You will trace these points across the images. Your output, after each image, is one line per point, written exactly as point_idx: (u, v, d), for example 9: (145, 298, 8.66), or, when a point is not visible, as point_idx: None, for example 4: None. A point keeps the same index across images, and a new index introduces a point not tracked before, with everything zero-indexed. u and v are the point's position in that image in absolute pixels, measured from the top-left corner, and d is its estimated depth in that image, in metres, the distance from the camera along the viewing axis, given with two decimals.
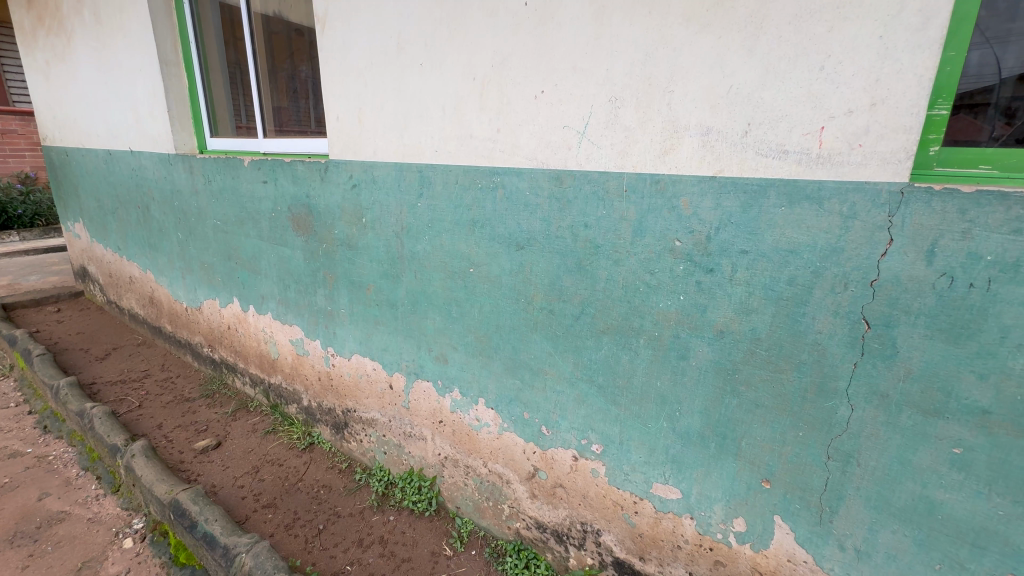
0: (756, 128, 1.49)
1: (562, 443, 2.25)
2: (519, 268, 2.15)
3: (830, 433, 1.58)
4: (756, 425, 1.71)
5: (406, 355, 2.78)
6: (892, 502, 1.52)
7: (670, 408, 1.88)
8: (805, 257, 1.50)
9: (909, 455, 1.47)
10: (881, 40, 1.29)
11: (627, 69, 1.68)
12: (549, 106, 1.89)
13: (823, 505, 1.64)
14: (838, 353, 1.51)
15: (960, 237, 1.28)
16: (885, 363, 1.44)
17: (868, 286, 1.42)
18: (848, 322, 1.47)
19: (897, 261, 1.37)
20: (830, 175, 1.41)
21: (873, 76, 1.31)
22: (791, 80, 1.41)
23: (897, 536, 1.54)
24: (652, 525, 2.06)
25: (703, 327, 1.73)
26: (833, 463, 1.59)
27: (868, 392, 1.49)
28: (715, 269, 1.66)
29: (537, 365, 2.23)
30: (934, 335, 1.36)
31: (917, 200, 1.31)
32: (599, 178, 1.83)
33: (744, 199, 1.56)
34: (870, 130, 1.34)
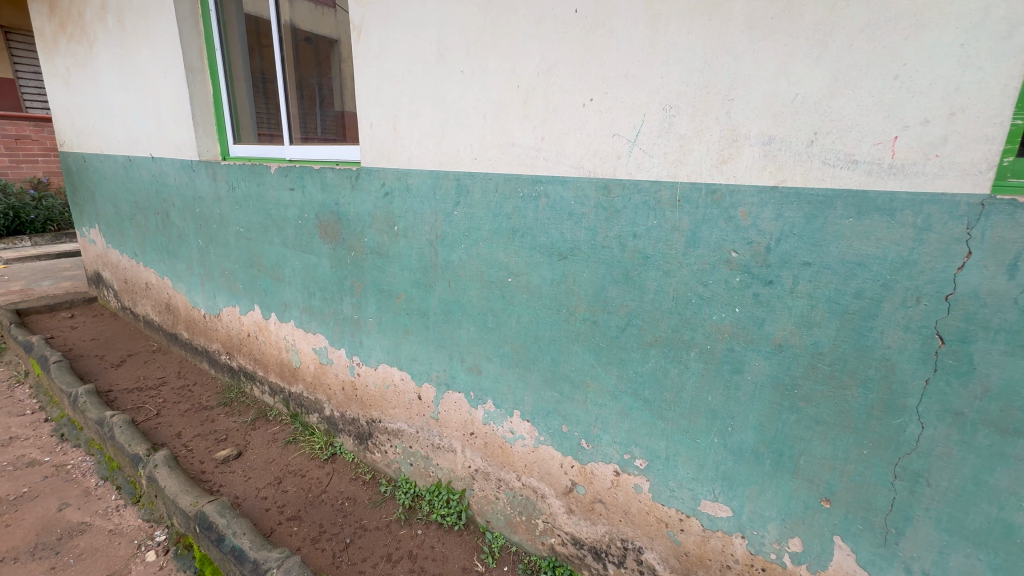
0: (823, 138, 1.46)
1: (603, 457, 2.20)
2: (561, 278, 2.11)
3: (898, 451, 1.52)
4: (816, 442, 1.66)
5: (436, 365, 2.74)
6: (964, 525, 1.47)
7: (721, 423, 1.84)
8: (874, 270, 1.46)
9: (984, 475, 1.41)
10: (961, 49, 1.25)
11: (683, 78, 1.65)
12: (597, 114, 1.86)
13: (888, 527, 1.59)
14: (909, 369, 1.46)
15: None
16: (960, 380, 1.40)
17: (943, 300, 1.38)
18: (920, 337, 1.43)
19: (976, 275, 1.32)
20: (904, 186, 1.38)
21: (952, 86, 1.28)
22: (862, 89, 1.38)
23: (969, 560, 1.48)
24: (699, 543, 2.00)
25: (759, 340, 1.69)
26: (900, 483, 1.54)
27: (941, 409, 1.44)
28: (775, 281, 1.62)
29: (578, 378, 2.18)
30: (1015, 352, 1.31)
31: (999, 212, 1.27)
32: (650, 188, 1.79)
33: (808, 210, 1.52)
34: (948, 140, 1.30)
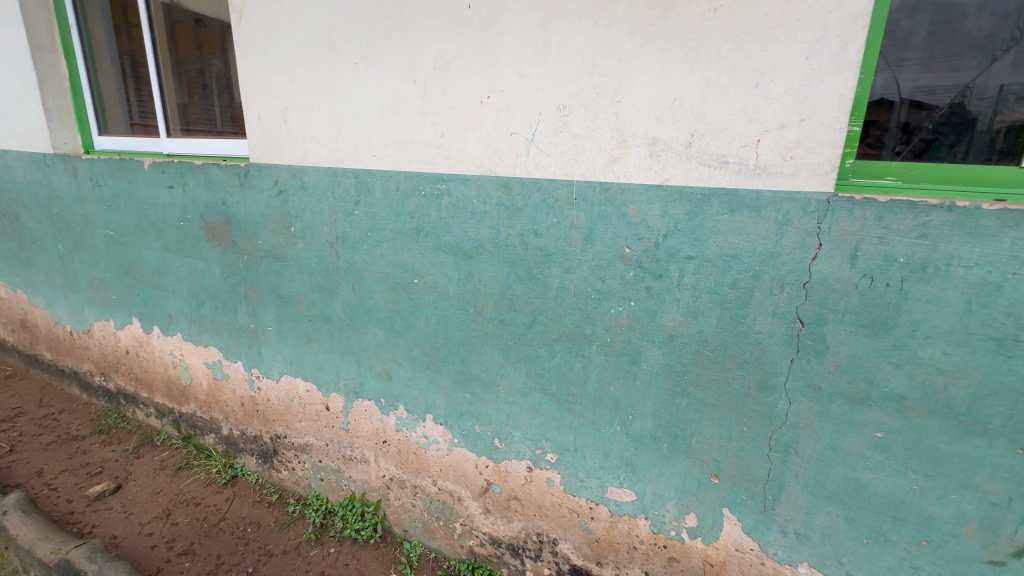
0: (698, 140, 1.56)
1: (516, 454, 2.21)
2: (467, 278, 2.09)
3: (771, 426, 1.68)
4: (705, 423, 1.78)
5: (343, 374, 2.60)
6: (825, 486, 1.65)
7: (623, 412, 1.92)
8: (746, 262, 1.58)
9: (839, 441, 1.60)
10: (808, 62, 1.39)
11: (574, 79, 1.69)
12: (495, 112, 1.86)
13: (766, 495, 1.74)
14: (777, 351, 1.61)
15: (877, 241, 1.42)
16: (817, 358, 1.56)
17: (802, 288, 1.53)
18: (785, 322, 1.58)
19: (826, 264, 1.49)
20: (767, 185, 1.51)
21: (802, 95, 1.42)
22: (730, 95, 1.49)
23: (831, 517, 1.67)
24: (609, 529, 2.08)
25: (653, 331, 1.78)
26: (775, 454, 1.70)
27: (803, 385, 1.60)
28: (664, 275, 1.71)
29: (489, 377, 2.17)
30: (858, 331, 1.49)
31: (841, 208, 1.44)
32: (549, 186, 1.82)
33: (689, 207, 1.62)
34: (800, 143, 1.45)
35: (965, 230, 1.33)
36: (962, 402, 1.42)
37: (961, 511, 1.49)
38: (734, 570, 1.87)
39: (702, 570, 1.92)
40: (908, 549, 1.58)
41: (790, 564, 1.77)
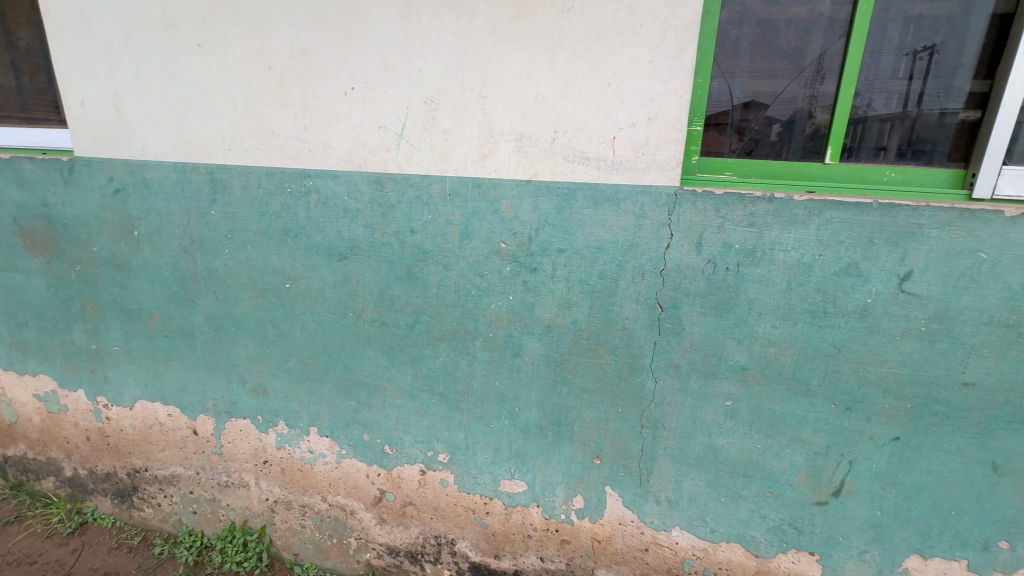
0: (562, 137, 1.62)
1: (408, 458, 2.15)
2: (343, 279, 1.98)
3: (642, 405, 1.80)
4: (585, 408, 1.86)
5: (211, 393, 2.33)
6: (689, 454, 1.81)
7: (510, 405, 1.95)
8: (610, 253, 1.68)
9: (698, 413, 1.76)
10: (651, 65, 1.50)
11: (439, 72, 1.66)
12: (361, 104, 1.76)
13: (642, 469, 1.87)
14: (642, 335, 1.73)
15: (717, 230, 1.57)
16: (676, 338, 1.70)
17: (659, 275, 1.66)
18: (647, 307, 1.70)
19: (677, 252, 1.62)
20: (624, 179, 1.61)
21: (648, 95, 1.53)
22: (586, 94, 1.57)
23: (695, 482, 1.83)
24: (504, 521, 2.10)
25: (532, 324, 1.82)
26: (646, 430, 1.82)
27: (666, 364, 1.73)
28: (538, 268, 1.75)
29: (374, 383, 2.09)
30: (707, 312, 1.65)
31: (687, 201, 1.57)
32: (422, 182, 1.78)
33: (557, 201, 1.67)
34: (650, 140, 1.56)
35: (783, 218, 1.52)
36: (789, 368, 1.63)
37: (794, 462, 1.71)
38: (619, 543, 1.98)
39: (591, 547, 2.02)
40: (757, 501, 1.79)
41: (665, 529, 1.92)
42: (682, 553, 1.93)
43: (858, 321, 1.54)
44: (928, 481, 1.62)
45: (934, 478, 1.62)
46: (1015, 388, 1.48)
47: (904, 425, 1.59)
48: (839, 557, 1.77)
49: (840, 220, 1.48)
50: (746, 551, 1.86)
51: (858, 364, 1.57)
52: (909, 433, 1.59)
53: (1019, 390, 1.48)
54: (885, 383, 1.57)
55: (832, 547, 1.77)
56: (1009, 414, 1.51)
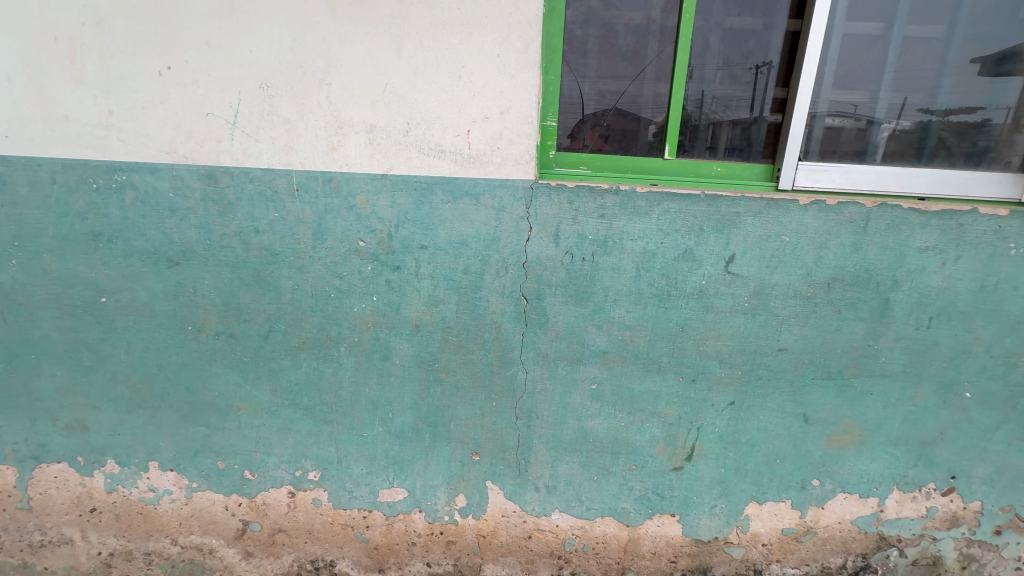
0: (415, 128, 1.57)
1: (273, 482, 1.95)
2: (177, 289, 1.72)
3: (515, 396, 1.83)
4: (459, 406, 1.84)
5: (9, 436, 1.91)
6: (562, 439, 1.88)
7: (382, 411, 1.86)
8: (473, 248, 1.67)
9: (567, 398, 1.82)
10: (499, 60, 1.51)
11: (273, 53, 1.51)
12: (182, 87, 1.54)
13: (519, 459, 1.90)
14: (510, 327, 1.75)
15: (572, 222, 1.64)
16: (542, 329, 1.75)
17: (521, 267, 1.68)
18: (513, 300, 1.72)
19: (537, 244, 1.66)
20: (481, 173, 1.60)
21: (498, 89, 1.54)
22: (437, 85, 1.53)
23: (570, 465, 1.91)
24: (386, 532, 2.00)
25: (399, 324, 1.75)
26: (520, 421, 1.85)
27: (535, 354, 1.77)
28: (401, 266, 1.69)
29: (225, 404, 1.86)
30: (568, 301, 1.71)
31: (542, 194, 1.62)
32: (263, 176, 1.61)
33: (415, 196, 1.62)
34: (503, 134, 1.57)
35: (628, 210, 1.63)
36: (643, 348, 1.76)
37: (653, 434, 1.86)
38: (503, 535, 1.99)
39: (477, 544, 2.00)
40: (624, 475, 1.92)
41: (546, 515, 1.98)
42: (563, 534, 2.00)
43: (696, 301, 1.71)
44: (759, 437, 1.86)
45: (763, 434, 1.85)
46: (816, 349, 1.75)
47: (737, 390, 1.80)
48: (695, 514, 1.96)
49: (675, 211, 1.62)
50: (618, 522, 1.98)
51: (698, 339, 1.75)
52: (741, 396, 1.81)
53: (819, 351, 1.75)
54: (720, 354, 1.76)
55: (688, 506, 1.95)
56: (813, 372, 1.77)
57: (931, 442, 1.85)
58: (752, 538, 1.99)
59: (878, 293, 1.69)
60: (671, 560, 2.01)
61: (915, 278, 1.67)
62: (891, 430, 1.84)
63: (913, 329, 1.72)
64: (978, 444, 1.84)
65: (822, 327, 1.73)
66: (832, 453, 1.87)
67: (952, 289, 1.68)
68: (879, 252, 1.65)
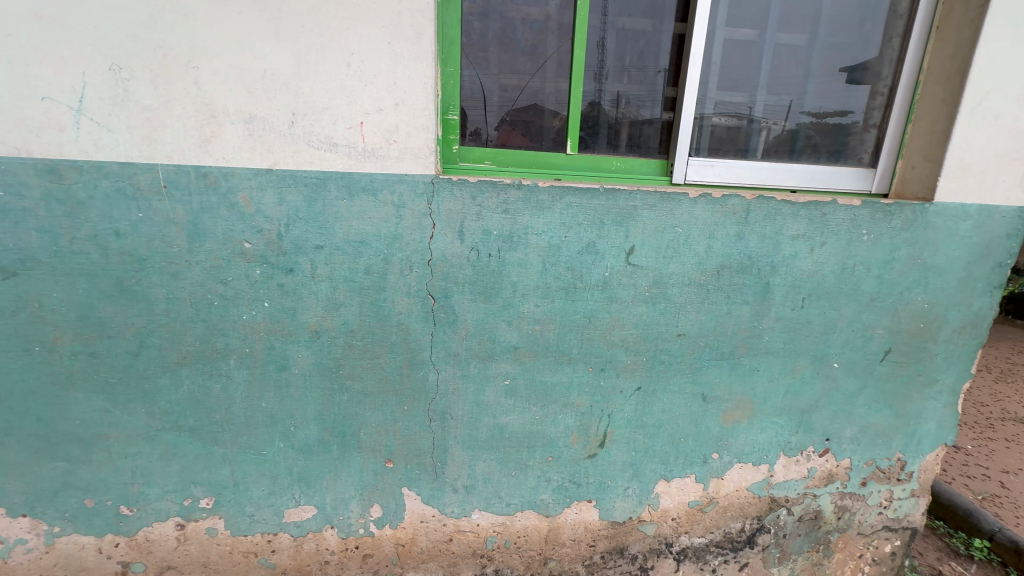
0: (301, 120, 1.45)
1: (156, 515, 1.74)
2: (17, 304, 1.48)
3: (427, 399, 1.77)
4: (369, 413, 1.75)
5: None
6: (478, 438, 1.85)
7: (282, 426, 1.72)
8: (374, 247, 1.58)
9: (481, 396, 1.80)
10: (390, 48, 1.44)
11: (124, 30, 1.33)
12: (8, 66, 1.32)
13: (435, 462, 1.86)
14: (418, 328, 1.69)
15: (476, 218, 1.61)
16: (451, 328, 1.71)
17: (426, 266, 1.63)
18: (419, 299, 1.66)
19: (442, 242, 1.62)
20: (378, 168, 1.53)
21: (392, 79, 1.46)
22: (323, 73, 1.43)
23: (487, 462, 1.89)
24: (295, 555, 1.87)
25: (296, 331, 1.62)
26: (434, 423, 1.81)
27: (445, 354, 1.73)
28: (295, 268, 1.56)
29: (90, 433, 1.62)
30: (477, 298, 1.69)
31: (444, 189, 1.57)
32: (121, 171, 1.41)
33: (306, 192, 1.50)
34: (399, 127, 1.51)
35: (531, 205, 1.63)
36: (553, 341, 1.78)
37: (566, 425, 1.89)
38: (423, 541, 1.94)
39: (396, 554, 1.93)
40: (541, 467, 1.94)
41: (466, 515, 1.95)
42: (484, 533, 1.98)
43: (601, 293, 1.76)
44: (664, 419, 1.96)
45: (667, 416, 1.96)
46: (710, 333, 1.88)
47: (642, 375, 1.89)
48: (610, 497, 2.04)
49: (577, 205, 1.65)
50: (538, 514, 2.00)
51: (604, 330, 1.80)
52: (646, 381, 1.90)
53: (712, 334, 1.88)
54: (625, 343, 1.83)
55: (604, 491, 2.02)
56: (709, 353, 1.90)
57: (808, 410, 2.06)
58: (663, 514, 2.11)
59: (760, 278, 1.84)
60: (590, 544, 2.08)
61: (790, 263, 1.84)
62: (776, 401, 2.02)
63: (790, 310, 1.90)
64: (846, 408, 2.08)
65: (714, 311, 1.85)
66: (729, 427, 2.03)
67: (819, 272, 1.87)
68: (759, 240, 1.80)
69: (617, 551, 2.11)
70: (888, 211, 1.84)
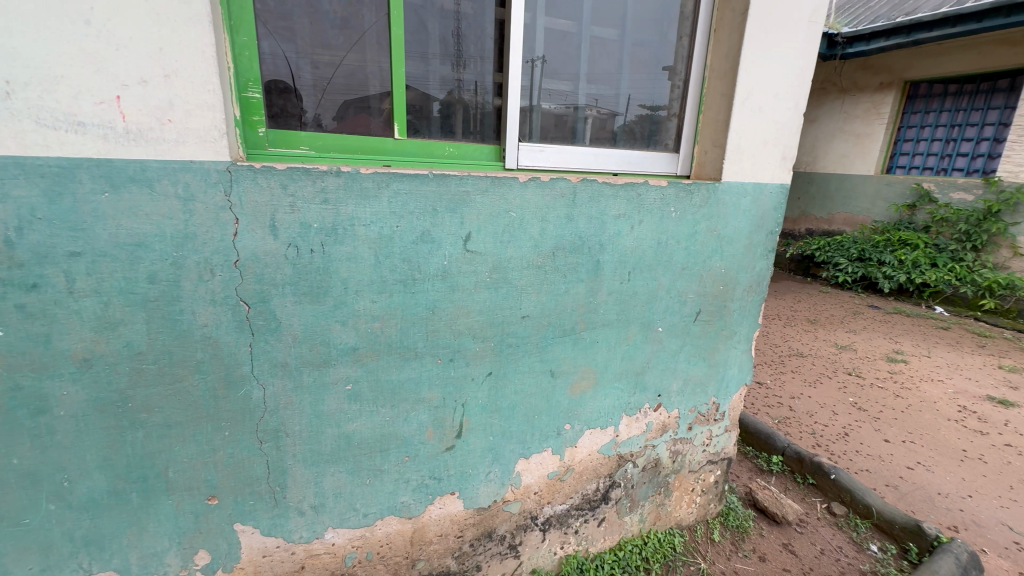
0: (24, 91, 1.13)
1: None
2: None
3: (253, 419, 1.55)
4: (177, 447, 1.48)
5: None
6: (322, 451, 1.69)
7: (49, 484, 1.36)
8: (157, 249, 1.31)
9: (320, 406, 1.64)
10: (146, 2, 1.18)
11: None
12: None
13: (273, 488, 1.65)
14: (231, 341, 1.46)
15: (289, 210, 1.43)
16: (274, 336, 1.51)
17: (233, 268, 1.41)
18: (229, 307, 1.43)
19: (249, 239, 1.41)
20: (150, 154, 1.26)
21: (154, 45, 1.21)
22: (51, 32, 1.12)
23: (336, 476, 1.74)
24: None
25: (54, 363, 1.29)
26: (266, 445, 1.60)
27: (270, 366, 1.53)
28: (41, 283, 1.23)
29: None
30: (302, 300, 1.51)
31: (245, 178, 1.36)
32: None
33: (44, 185, 1.18)
34: (174, 104, 1.26)
35: (355, 193, 1.50)
36: (395, 337, 1.69)
37: (420, 422, 1.83)
38: None
39: None
40: (398, 469, 1.85)
41: (318, 538, 1.78)
42: (342, 551, 1.83)
43: (442, 282, 1.71)
44: (517, 399, 2.01)
45: (520, 396, 2.01)
46: (551, 312, 1.96)
47: (492, 360, 1.90)
48: (473, 485, 2.03)
49: (406, 192, 1.57)
50: (400, 518, 1.92)
51: (449, 319, 1.76)
52: (496, 365, 1.91)
53: (554, 313, 1.96)
54: (472, 331, 1.82)
55: (466, 481, 2.01)
56: (552, 331, 1.99)
57: (642, 371, 2.29)
58: (525, 491, 2.18)
59: (591, 256, 1.97)
60: (457, 536, 2.06)
61: (615, 241, 2.00)
62: (615, 368, 2.20)
63: (618, 283, 2.07)
64: (671, 365, 2.36)
65: (553, 291, 1.94)
66: (577, 398, 2.16)
67: (640, 247, 2.06)
68: (587, 221, 1.92)
69: (486, 535, 2.13)
70: (688, 190, 2.09)
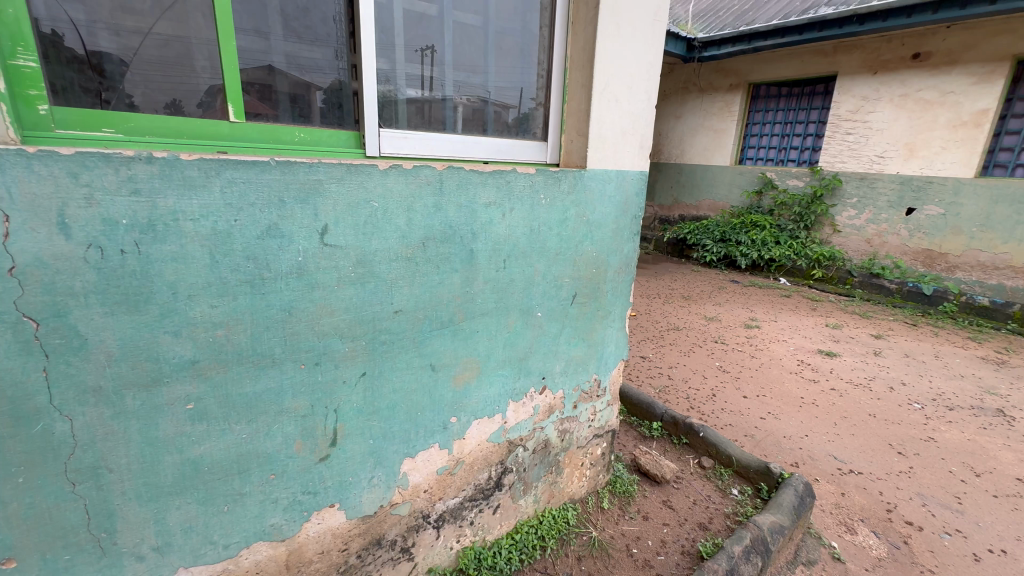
0: None
1: None
2: None
3: (58, 458, 1.29)
4: None
5: None
6: (162, 484, 1.46)
7: None
8: None
9: (152, 433, 1.41)
10: None
11: None
12: None
13: (97, 535, 1.40)
14: (15, 367, 1.19)
15: (85, 203, 1.20)
16: (78, 355, 1.26)
17: (7, 277, 1.15)
18: (6, 326, 1.17)
19: (29, 240, 1.16)
20: None
21: None
22: None
23: (183, 509, 1.52)
24: None
25: None
26: (82, 487, 1.34)
27: (77, 393, 1.28)
28: None
29: None
30: (114, 310, 1.28)
31: (14, 165, 1.12)
32: None
33: None
34: None
35: (176, 183, 1.30)
36: (246, 345, 1.51)
37: (285, 435, 1.67)
38: None
39: None
40: (263, 490, 1.67)
41: None
42: None
43: (297, 281, 1.56)
44: (397, 398, 1.93)
45: (399, 394, 1.93)
46: (426, 305, 1.90)
47: (365, 360, 1.79)
48: (354, 494, 1.91)
49: (243, 180, 1.39)
50: (270, 543, 1.74)
51: (310, 320, 1.62)
52: (370, 365, 1.81)
53: (429, 305, 1.90)
54: (338, 330, 1.69)
55: (346, 490, 1.88)
56: (429, 325, 1.93)
57: (524, 357, 2.33)
58: (414, 491, 2.11)
59: (464, 245, 1.94)
60: (341, 550, 1.93)
61: (487, 229, 2.00)
62: (497, 355, 2.22)
63: (494, 271, 2.07)
64: (552, 348, 2.44)
65: (427, 283, 1.88)
66: (461, 389, 2.13)
67: (513, 234, 2.08)
68: (456, 210, 1.88)
69: (374, 543, 2.03)
70: (556, 177, 2.15)
